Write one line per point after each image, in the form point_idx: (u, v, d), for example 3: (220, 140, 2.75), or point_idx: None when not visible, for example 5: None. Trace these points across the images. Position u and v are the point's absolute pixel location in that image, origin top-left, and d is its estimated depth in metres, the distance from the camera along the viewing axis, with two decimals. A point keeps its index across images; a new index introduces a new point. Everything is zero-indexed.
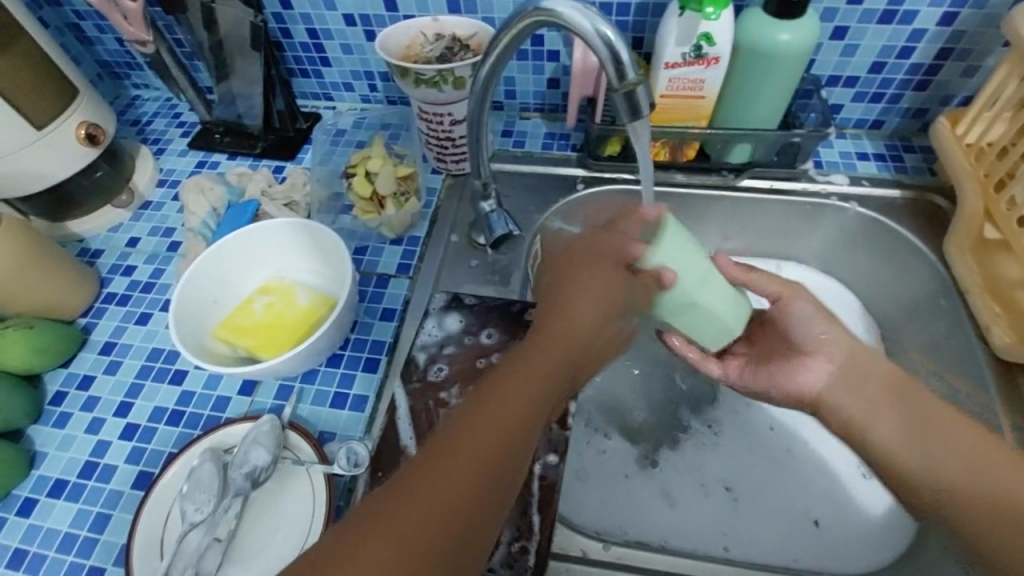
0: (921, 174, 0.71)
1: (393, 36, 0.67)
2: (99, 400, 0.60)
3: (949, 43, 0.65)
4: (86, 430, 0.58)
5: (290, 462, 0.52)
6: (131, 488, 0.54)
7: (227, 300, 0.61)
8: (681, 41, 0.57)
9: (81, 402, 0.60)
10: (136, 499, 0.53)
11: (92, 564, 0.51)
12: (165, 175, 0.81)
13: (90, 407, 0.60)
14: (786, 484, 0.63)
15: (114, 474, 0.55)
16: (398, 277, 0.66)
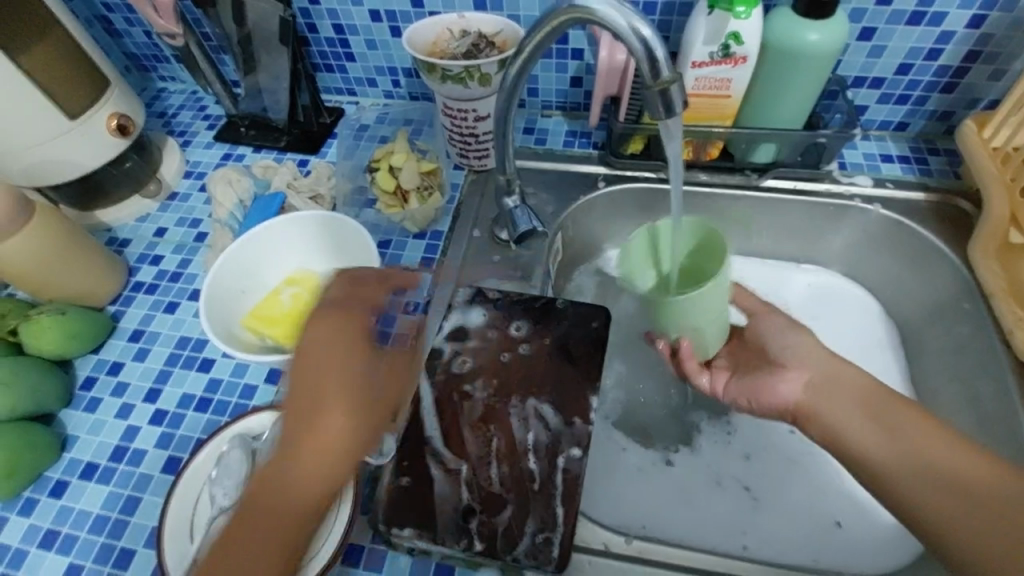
0: (945, 177, 0.71)
1: (420, 32, 0.68)
2: (128, 387, 0.61)
3: (977, 45, 0.64)
4: (116, 415, 0.59)
5: None
6: (161, 473, 0.55)
7: (254, 290, 0.62)
8: (709, 40, 0.57)
9: (111, 388, 0.61)
10: (165, 483, 0.55)
11: (122, 545, 0.52)
12: (191, 167, 0.82)
13: (119, 392, 0.61)
14: (805, 485, 0.63)
15: (144, 459, 0.56)
16: (421, 271, 0.67)
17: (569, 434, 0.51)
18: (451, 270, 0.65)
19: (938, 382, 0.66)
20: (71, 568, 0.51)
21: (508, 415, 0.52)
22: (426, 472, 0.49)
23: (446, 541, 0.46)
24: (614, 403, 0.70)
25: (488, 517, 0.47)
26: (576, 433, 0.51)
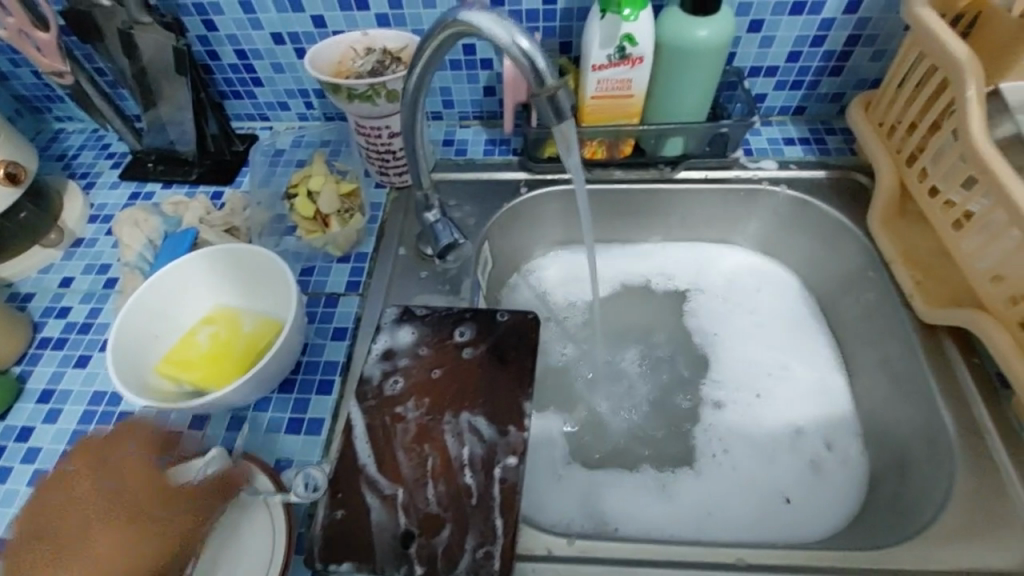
0: (843, 154, 0.75)
1: (322, 54, 0.67)
2: (40, 450, 0.58)
3: (856, 30, 0.68)
4: (29, 482, 0.56)
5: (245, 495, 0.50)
6: None
7: (169, 333, 0.60)
8: (604, 44, 0.59)
9: (21, 454, 0.57)
10: None
11: None
12: (97, 210, 0.78)
13: (31, 458, 0.57)
14: (744, 460, 0.65)
15: None
16: (347, 295, 0.65)
17: (503, 443, 0.51)
18: (378, 291, 0.65)
19: (856, 348, 0.69)
20: None
21: (442, 431, 0.52)
22: (362, 501, 0.48)
23: (386, 568, 0.45)
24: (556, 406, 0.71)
25: (428, 539, 0.46)
26: (511, 441, 0.51)
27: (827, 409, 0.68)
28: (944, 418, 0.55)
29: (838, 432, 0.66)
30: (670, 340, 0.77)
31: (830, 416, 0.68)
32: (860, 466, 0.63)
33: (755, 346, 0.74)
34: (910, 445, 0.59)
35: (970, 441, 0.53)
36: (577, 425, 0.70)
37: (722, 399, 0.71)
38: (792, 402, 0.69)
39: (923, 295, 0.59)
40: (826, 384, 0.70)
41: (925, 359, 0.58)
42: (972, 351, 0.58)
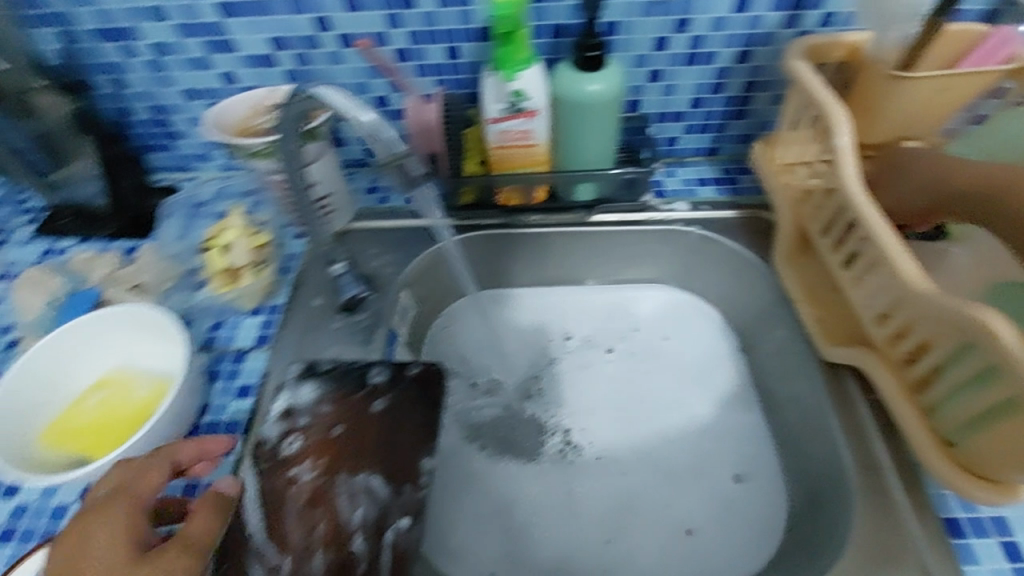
0: (753, 194, 0.77)
1: (230, 108, 0.66)
2: None
3: (752, 77, 0.71)
4: None
5: None
6: None
7: (61, 399, 0.56)
8: (497, 98, 0.60)
9: None
10: None
11: None
12: (7, 269, 0.76)
13: None
14: (659, 495, 0.66)
15: None
16: (255, 351, 0.65)
17: (399, 503, 0.50)
18: (284, 342, 0.65)
19: (770, 385, 0.70)
20: None
21: (336, 494, 0.51)
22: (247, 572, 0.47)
23: None
24: (481, 438, 0.71)
25: None
26: (406, 501, 0.50)
27: (740, 441, 0.69)
28: (845, 458, 0.56)
29: (756, 468, 0.66)
30: (616, 362, 0.76)
31: (750, 452, 0.68)
32: (775, 502, 0.64)
33: (656, 385, 0.74)
34: (818, 482, 0.59)
35: (867, 481, 0.54)
36: (505, 459, 0.69)
37: (645, 432, 0.70)
38: (712, 440, 0.69)
39: (826, 333, 0.61)
40: (740, 419, 0.70)
41: (827, 399, 0.59)
42: (869, 388, 0.59)
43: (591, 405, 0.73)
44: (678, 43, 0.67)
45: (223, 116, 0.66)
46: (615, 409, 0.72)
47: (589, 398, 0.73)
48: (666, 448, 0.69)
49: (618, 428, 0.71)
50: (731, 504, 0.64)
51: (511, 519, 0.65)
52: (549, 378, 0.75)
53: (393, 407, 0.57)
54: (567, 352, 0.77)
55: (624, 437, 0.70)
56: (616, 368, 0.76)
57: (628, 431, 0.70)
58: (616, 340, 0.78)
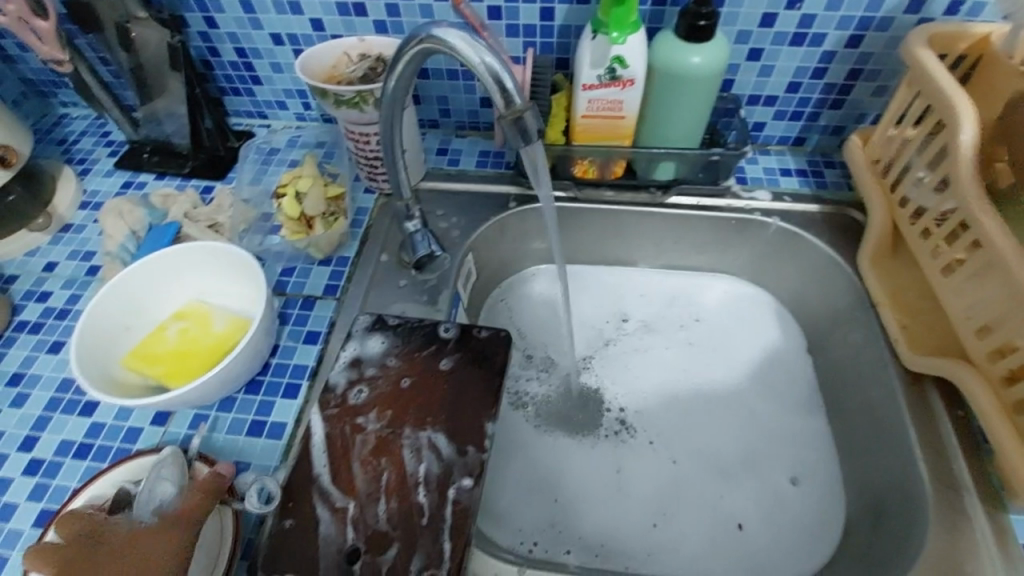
0: (840, 189, 0.73)
1: (316, 56, 0.66)
2: (28, 396, 0.60)
3: (857, 64, 0.67)
4: (18, 448, 0.56)
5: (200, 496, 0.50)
6: (62, 480, 0.54)
7: (141, 326, 0.58)
8: (595, 64, 0.58)
9: (10, 398, 0.60)
10: (65, 491, 0.54)
11: (15, 556, 0.50)
12: (89, 197, 0.78)
13: (19, 403, 0.59)
14: (712, 487, 0.64)
15: (41, 467, 0.55)
16: (324, 299, 0.66)
17: (462, 464, 0.50)
18: (351, 293, 0.66)
19: (838, 389, 0.67)
20: None
21: (400, 446, 0.51)
22: (312, 512, 0.48)
23: None
24: (533, 408, 0.70)
25: (373, 557, 0.46)
26: (469, 462, 0.50)
27: (801, 442, 0.67)
28: (921, 472, 0.53)
29: (816, 471, 0.64)
30: (677, 348, 0.74)
31: (809, 454, 0.66)
32: (835, 508, 0.62)
33: (715, 377, 0.72)
34: (887, 493, 0.57)
35: (945, 498, 0.51)
36: (554, 432, 0.68)
37: (703, 422, 0.68)
38: (770, 439, 0.67)
39: (910, 340, 0.58)
40: (801, 421, 0.68)
41: (908, 409, 0.57)
42: (956, 402, 0.56)
43: (646, 387, 0.71)
44: (787, 21, 0.63)
45: (313, 62, 0.66)
46: (671, 396, 0.71)
47: (645, 380, 0.72)
48: (722, 441, 0.67)
49: (672, 415, 0.69)
50: (786, 505, 0.62)
51: (558, 493, 0.64)
52: (604, 359, 0.74)
53: (459, 369, 0.56)
54: (625, 334, 0.76)
55: (679, 423, 0.69)
56: (674, 353, 0.74)
57: (683, 419, 0.69)
58: (677, 328, 0.76)
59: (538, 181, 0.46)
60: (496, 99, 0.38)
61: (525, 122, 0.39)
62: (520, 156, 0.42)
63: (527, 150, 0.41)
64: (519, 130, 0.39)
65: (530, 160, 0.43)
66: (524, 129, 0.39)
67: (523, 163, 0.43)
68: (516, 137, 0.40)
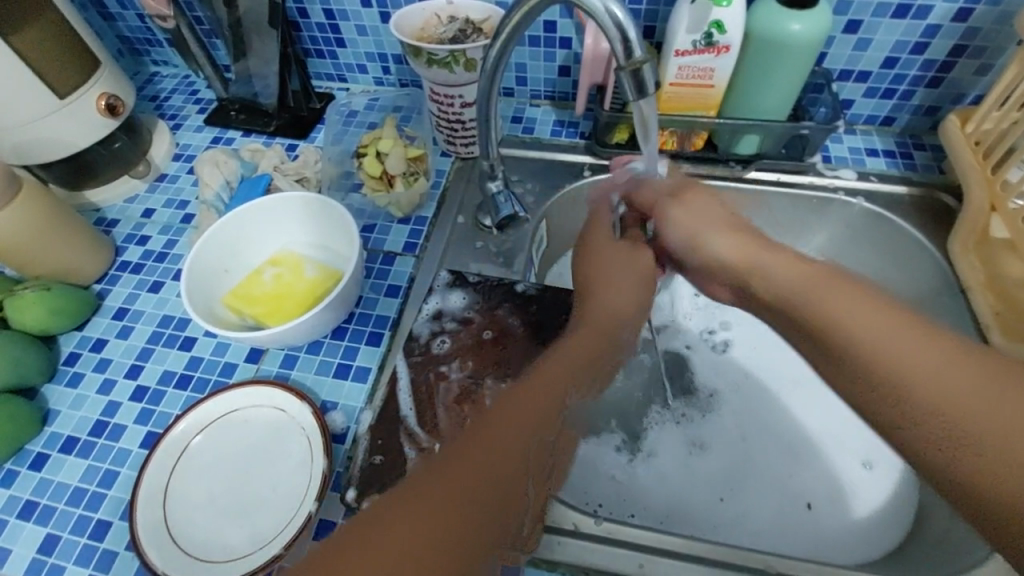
0: (929, 172, 0.71)
1: (408, 17, 0.68)
2: (133, 330, 0.64)
3: (963, 40, 0.64)
4: (125, 376, 0.61)
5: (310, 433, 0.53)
6: (165, 407, 0.58)
7: (238, 269, 0.62)
8: (692, 28, 0.57)
9: (116, 331, 0.65)
10: (168, 416, 0.58)
11: (126, 471, 0.55)
12: (181, 150, 0.82)
13: (125, 335, 0.64)
14: (782, 463, 0.64)
15: (146, 394, 0.59)
16: (404, 256, 0.68)
17: None
18: (430, 250, 0.68)
19: None
20: (48, 538, 0.52)
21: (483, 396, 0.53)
22: (400, 450, 0.50)
23: None
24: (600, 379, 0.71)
25: None
26: None
27: None
28: None
29: (889, 454, 0.64)
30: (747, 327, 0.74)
31: None
32: (908, 494, 0.61)
33: (787, 356, 0.71)
34: None
35: None
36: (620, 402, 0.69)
37: (771, 402, 0.68)
38: (841, 420, 0.66)
39: (1002, 327, 0.57)
40: None
41: None
42: None
43: (713, 363, 0.72)
44: None
45: (404, 22, 0.67)
46: (739, 373, 0.71)
47: (714, 357, 0.72)
48: (786, 420, 0.67)
49: (742, 392, 0.70)
50: (857, 486, 0.62)
51: (630, 453, 0.66)
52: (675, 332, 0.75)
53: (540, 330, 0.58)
54: (695, 309, 0.76)
55: (747, 403, 0.69)
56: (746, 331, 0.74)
57: (754, 396, 0.69)
58: None
59: (647, 141, 0.46)
60: (618, 50, 0.38)
61: (643, 75, 0.39)
62: (631, 111, 0.43)
63: (639, 104, 0.42)
64: (637, 82, 0.40)
65: (640, 119, 0.43)
66: (642, 81, 0.39)
67: (633, 120, 0.44)
68: (633, 89, 0.40)
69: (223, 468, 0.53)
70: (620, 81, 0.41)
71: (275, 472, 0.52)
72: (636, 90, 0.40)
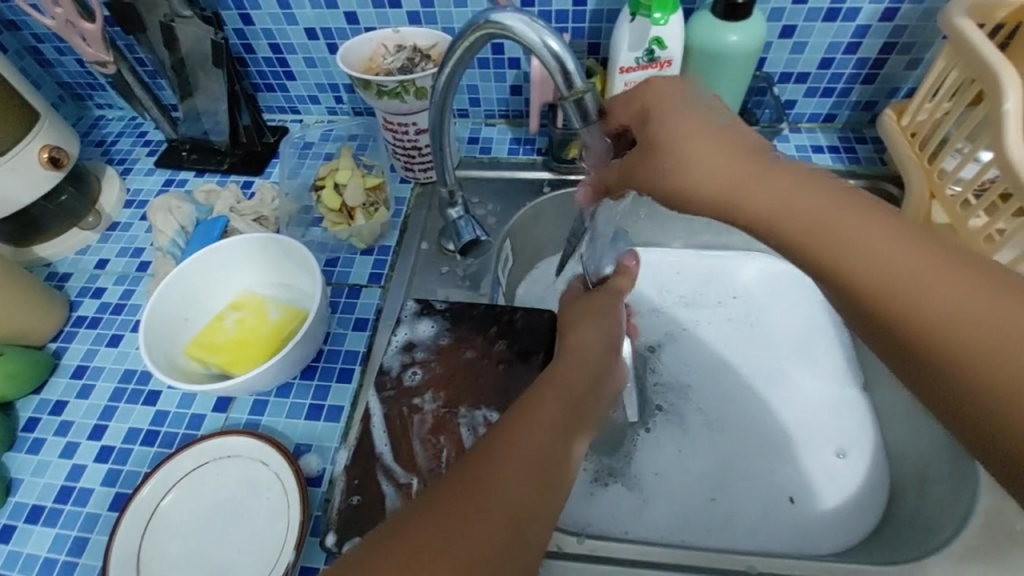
0: (873, 164, 0.74)
1: (355, 49, 0.68)
2: (94, 388, 0.62)
3: (891, 38, 0.67)
4: (89, 437, 0.59)
5: (281, 475, 0.52)
6: (133, 465, 0.57)
7: (199, 317, 0.61)
8: (633, 46, 0.59)
9: (76, 390, 0.62)
10: (137, 475, 0.56)
11: (95, 537, 0.53)
12: (132, 196, 0.80)
13: (86, 394, 0.62)
14: (761, 458, 0.66)
15: (112, 454, 0.58)
16: (369, 287, 0.67)
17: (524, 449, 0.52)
18: (395, 280, 0.68)
19: (878, 361, 0.68)
20: None
21: (457, 425, 0.53)
22: (378, 488, 0.50)
23: None
24: None
25: None
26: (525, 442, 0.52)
27: (844, 414, 0.67)
28: None
29: (860, 440, 0.66)
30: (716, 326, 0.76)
31: (855, 425, 0.67)
32: (881, 480, 0.63)
33: (755, 352, 0.73)
34: (932, 461, 0.58)
35: None
36: None
37: (742, 399, 0.70)
38: (812, 411, 0.68)
39: None
40: (839, 398, 0.69)
41: None
42: None
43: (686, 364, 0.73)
44: None
45: (350, 54, 0.67)
46: (711, 374, 0.72)
47: (684, 355, 0.74)
48: (758, 416, 0.69)
49: (716, 393, 0.71)
50: (831, 475, 0.64)
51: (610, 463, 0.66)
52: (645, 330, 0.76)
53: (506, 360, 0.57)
54: (664, 311, 0.77)
55: (720, 401, 0.70)
56: (714, 329, 0.76)
57: (728, 396, 0.70)
58: (714, 305, 0.77)
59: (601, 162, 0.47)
60: (559, 82, 0.39)
61: (587, 103, 0.40)
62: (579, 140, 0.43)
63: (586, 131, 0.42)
64: (581, 111, 0.40)
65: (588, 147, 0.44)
66: (586, 110, 0.40)
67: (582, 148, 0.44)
68: (578, 119, 0.41)
69: (196, 526, 0.51)
70: (565, 112, 0.41)
71: (251, 523, 0.51)
72: (583, 120, 0.41)
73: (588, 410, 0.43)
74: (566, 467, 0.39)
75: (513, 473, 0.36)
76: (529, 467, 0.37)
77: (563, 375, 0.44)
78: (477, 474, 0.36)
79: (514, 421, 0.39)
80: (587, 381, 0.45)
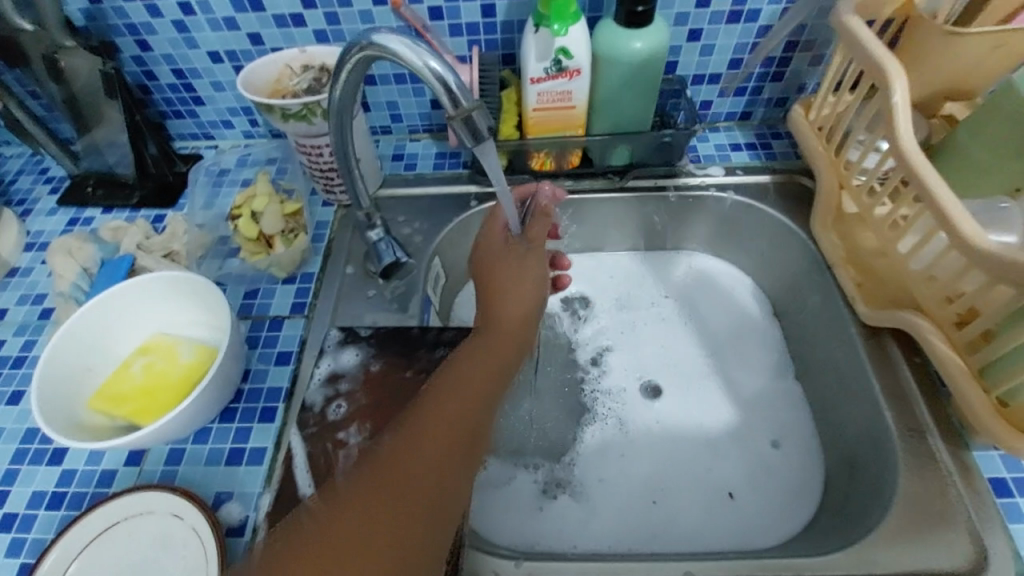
0: (788, 159, 0.75)
1: (258, 71, 0.65)
2: None
3: (793, 37, 0.69)
4: None
5: (198, 528, 0.49)
6: (38, 532, 0.52)
7: (104, 366, 0.57)
8: (540, 57, 0.59)
9: None
10: (41, 543, 0.52)
11: None
12: (33, 238, 0.75)
13: None
14: (700, 457, 0.66)
15: (14, 522, 0.53)
16: (292, 318, 0.65)
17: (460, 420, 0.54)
18: (319, 308, 0.65)
19: (806, 351, 0.70)
20: None
21: None
22: None
23: None
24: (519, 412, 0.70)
25: None
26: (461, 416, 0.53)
27: (777, 406, 0.69)
28: (889, 422, 0.56)
29: (794, 430, 0.67)
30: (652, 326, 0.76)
31: (788, 416, 0.68)
32: (814, 468, 0.64)
33: (690, 351, 0.74)
34: (858, 445, 0.60)
35: (912, 441, 0.55)
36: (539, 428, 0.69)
37: (680, 398, 0.70)
38: (747, 406, 0.69)
39: (866, 297, 0.61)
40: (771, 390, 0.70)
41: (869, 363, 0.60)
42: (912, 351, 0.59)
43: (624, 368, 0.73)
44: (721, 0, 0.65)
45: (254, 77, 0.64)
46: (649, 376, 0.72)
47: (622, 359, 0.74)
48: (696, 415, 0.69)
49: (655, 395, 0.71)
50: (768, 467, 0.65)
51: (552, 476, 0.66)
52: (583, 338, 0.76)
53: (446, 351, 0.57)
54: (601, 316, 0.77)
55: (659, 402, 0.70)
56: (650, 330, 0.76)
57: (666, 396, 0.71)
58: (649, 306, 0.78)
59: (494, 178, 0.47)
60: (445, 102, 0.38)
61: (475, 121, 0.39)
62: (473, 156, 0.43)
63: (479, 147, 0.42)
64: (471, 129, 0.39)
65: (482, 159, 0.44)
66: (476, 128, 0.40)
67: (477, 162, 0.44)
68: (469, 137, 0.40)
69: None
70: (455, 132, 0.41)
71: None
72: (474, 136, 0.40)
73: (497, 384, 0.47)
74: (478, 440, 0.43)
75: (431, 457, 0.40)
76: (446, 448, 0.41)
77: (479, 356, 0.48)
78: (398, 461, 0.39)
79: (429, 405, 0.43)
80: (503, 356, 0.49)
